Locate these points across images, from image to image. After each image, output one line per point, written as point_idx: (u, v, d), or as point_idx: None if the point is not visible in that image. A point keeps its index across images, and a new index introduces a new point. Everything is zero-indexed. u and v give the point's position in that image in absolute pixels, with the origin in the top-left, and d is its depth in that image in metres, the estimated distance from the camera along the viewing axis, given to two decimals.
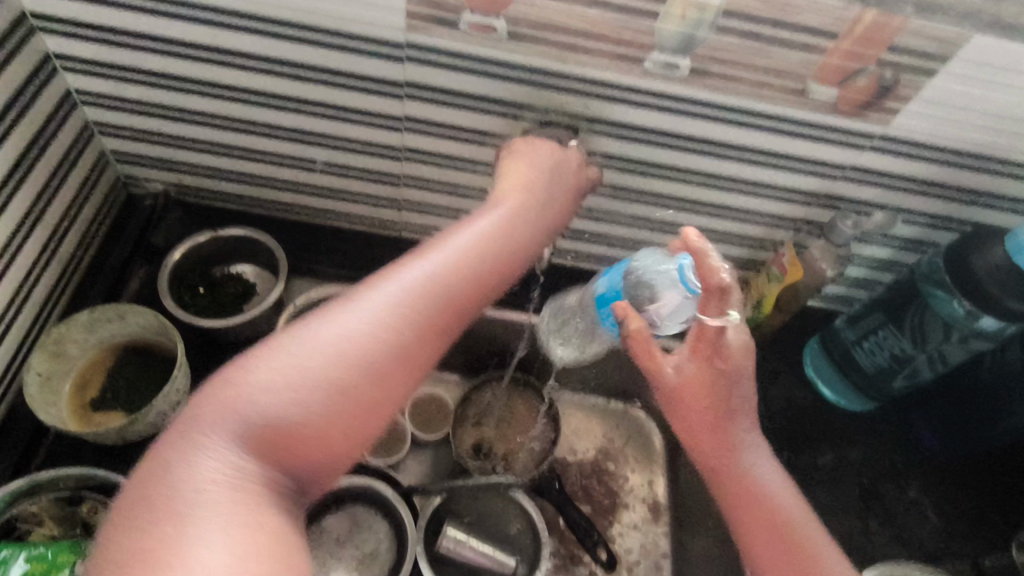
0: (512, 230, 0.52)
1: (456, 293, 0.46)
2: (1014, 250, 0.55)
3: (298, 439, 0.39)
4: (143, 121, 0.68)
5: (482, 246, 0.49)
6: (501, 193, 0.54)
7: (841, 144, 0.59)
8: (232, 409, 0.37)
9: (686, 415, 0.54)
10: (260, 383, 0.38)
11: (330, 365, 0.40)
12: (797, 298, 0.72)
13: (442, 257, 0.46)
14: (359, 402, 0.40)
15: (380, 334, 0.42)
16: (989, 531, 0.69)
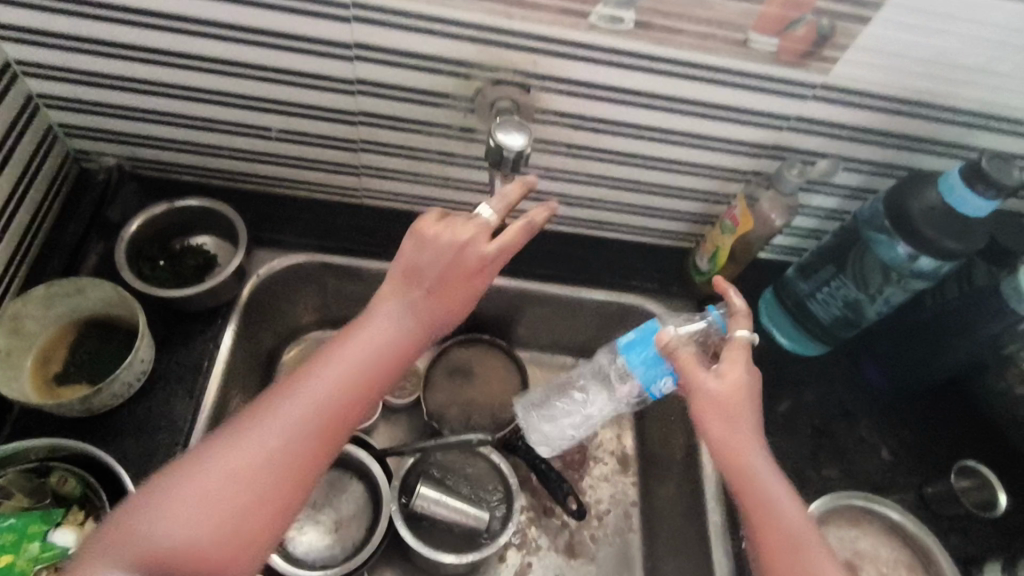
0: (392, 331, 0.57)
1: (328, 416, 0.53)
2: (946, 191, 0.58)
3: (187, 556, 0.48)
4: (89, 92, 0.66)
5: (359, 387, 0.54)
6: (388, 291, 0.58)
7: (786, 95, 0.61)
8: (126, 545, 0.47)
9: (719, 426, 0.55)
10: (158, 522, 0.48)
11: (211, 506, 0.49)
12: (750, 248, 0.74)
13: (325, 373, 0.54)
14: (238, 508, 0.49)
15: (255, 457, 0.50)
16: (932, 462, 0.74)
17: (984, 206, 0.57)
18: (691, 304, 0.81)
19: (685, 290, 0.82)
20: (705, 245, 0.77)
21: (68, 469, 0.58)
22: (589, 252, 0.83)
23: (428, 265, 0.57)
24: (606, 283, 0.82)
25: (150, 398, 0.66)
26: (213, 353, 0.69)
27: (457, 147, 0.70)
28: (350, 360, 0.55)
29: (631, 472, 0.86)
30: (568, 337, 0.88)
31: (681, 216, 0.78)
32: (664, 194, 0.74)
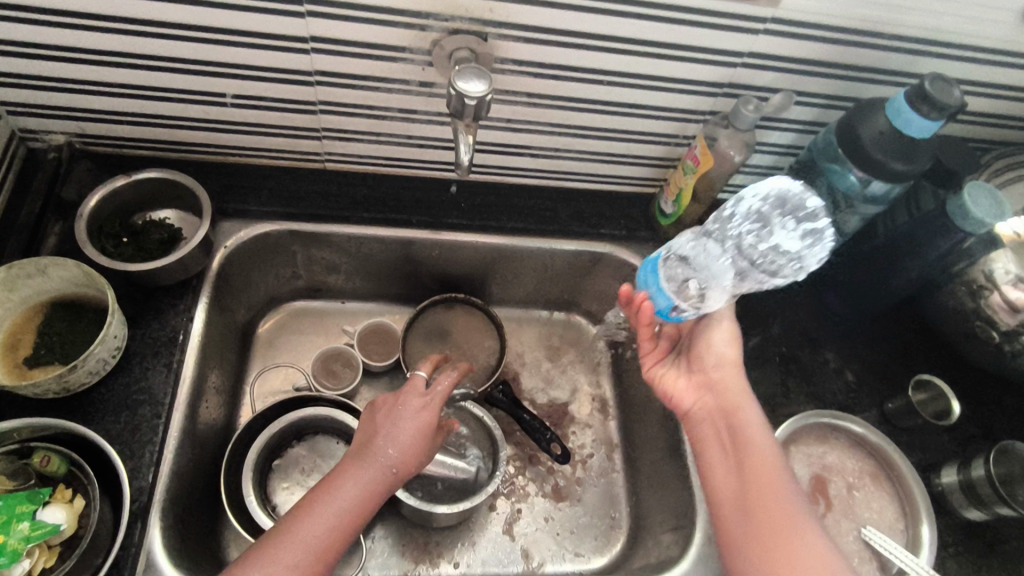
0: (352, 486, 0.59)
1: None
2: (893, 115, 0.60)
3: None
4: (30, 65, 0.64)
5: (324, 544, 0.56)
6: (355, 447, 0.63)
7: (739, 30, 0.62)
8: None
9: (722, 369, 0.65)
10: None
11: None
12: (711, 187, 0.75)
13: (313, 514, 0.57)
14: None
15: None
16: (892, 381, 0.78)
17: (929, 126, 0.59)
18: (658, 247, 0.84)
19: (652, 234, 0.84)
20: (668, 188, 0.79)
21: (50, 448, 0.57)
22: (555, 203, 0.84)
23: (384, 434, 0.63)
24: (574, 232, 0.83)
25: (127, 374, 0.65)
26: (187, 326, 0.69)
27: (417, 103, 0.70)
28: (336, 501, 0.58)
29: (610, 416, 0.88)
30: (541, 289, 0.90)
31: (643, 160, 0.79)
32: (625, 138, 0.75)
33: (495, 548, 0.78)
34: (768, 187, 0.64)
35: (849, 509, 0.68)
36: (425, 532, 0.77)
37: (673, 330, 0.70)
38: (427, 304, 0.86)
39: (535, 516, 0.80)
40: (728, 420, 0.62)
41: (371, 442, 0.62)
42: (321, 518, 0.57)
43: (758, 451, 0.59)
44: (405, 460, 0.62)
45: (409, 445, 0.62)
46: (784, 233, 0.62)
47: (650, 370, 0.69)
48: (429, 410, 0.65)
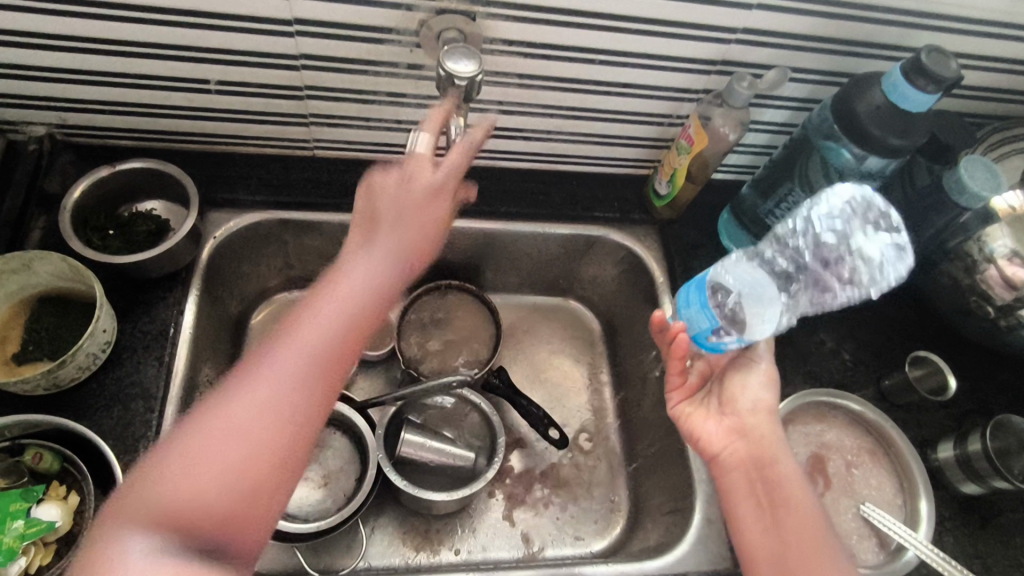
0: (369, 270, 0.54)
1: (321, 344, 0.49)
2: (889, 89, 0.60)
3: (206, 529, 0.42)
4: (5, 53, 0.62)
5: (360, 322, 0.51)
6: (356, 239, 0.56)
7: (731, 6, 0.61)
8: (139, 501, 0.41)
9: (756, 415, 0.62)
10: (163, 473, 0.43)
11: (222, 451, 0.44)
12: (706, 167, 0.74)
13: (331, 294, 0.51)
14: (253, 453, 0.45)
15: (260, 422, 0.45)
16: (888, 356, 0.78)
17: (926, 100, 0.58)
18: (654, 230, 0.83)
19: (647, 216, 0.84)
20: (663, 169, 0.78)
21: (43, 444, 0.56)
22: (548, 187, 0.83)
23: (388, 202, 0.57)
24: (568, 216, 0.82)
25: (117, 369, 0.64)
26: (178, 319, 0.68)
27: (406, 86, 0.68)
28: (353, 292, 0.52)
29: (608, 399, 0.88)
30: (534, 274, 0.89)
31: (636, 141, 0.78)
32: (617, 119, 0.75)
33: (495, 534, 0.78)
34: (851, 189, 0.64)
35: (848, 487, 0.69)
36: (424, 521, 0.77)
37: (705, 367, 0.66)
38: (422, 292, 0.86)
39: (535, 502, 0.80)
40: (765, 470, 0.59)
41: (369, 245, 0.55)
42: (344, 291, 0.52)
43: (797, 508, 0.57)
44: (407, 244, 0.56)
45: (415, 230, 0.56)
46: (867, 238, 0.63)
47: (675, 406, 0.65)
48: (438, 201, 0.58)
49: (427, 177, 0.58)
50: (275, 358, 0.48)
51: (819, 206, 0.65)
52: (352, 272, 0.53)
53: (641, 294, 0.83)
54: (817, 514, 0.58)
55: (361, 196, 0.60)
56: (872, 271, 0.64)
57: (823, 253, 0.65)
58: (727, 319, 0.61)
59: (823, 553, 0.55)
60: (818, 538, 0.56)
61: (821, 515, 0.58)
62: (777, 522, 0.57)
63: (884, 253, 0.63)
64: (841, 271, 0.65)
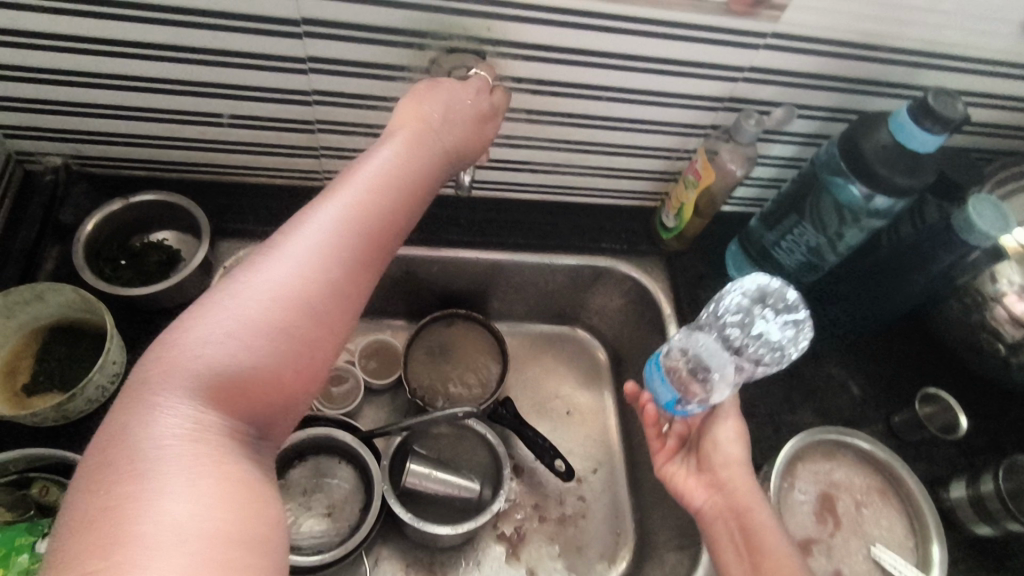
0: (414, 154, 0.52)
1: (366, 227, 0.47)
2: (896, 129, 0.60)
3: (249, 383, 0.40)
4: (25, 88, 0.63)
5: (395, 176, 0.50)
6: (399, 116, 0.53)
7: (739, 45, 0.61)
8: (180, 368, 0.39)
9: (727, 465, 0.63)
10: (203, 334, 0.40)
11: (267, 314, 0.41)
12: (714, 202, 0.75)
13: (367, 180, 0.49)
14: (298, 327, 0.42)
15: (310, 288, 0.43)
16: (897, 391, 0.77)
17: (933, 141, 0.58)
18: (660, 261, 0.83)
19: (654, 248, 0.84)
20: (670, 202, 0.78)
21: (51, 477, 0.57)
22: (556, 218, 0.83)
23: (434, 104, 0.54)
24: (575, 247, 0.82)
25: None
26: None
27: None
28: (388, 174, 0.50)
29: (614, 431, 0.87)
30: (540, 304, 0.89)
31: (643, 174, 0.79)
32: (625, 153, 0.75)
33: (500, 568, 0.77)
34: (750, 282, 0.72)
35: (857, 528, 0.68)
36: (428, 554, 0.76)
37: (683, 428, 0.68)
38: (428, 320, 0.86)
39: (539, 536, 0.79)
40: (736, 521, 0.59)
41: (406, 128, 0.53)
42: (387, 176, 0.50)
43: (772, 552, 0.56)
44: (449, 138, 0.54)
45: (455, 130, 0.55)
46: (768, 324, 0.70)
47: (659, 468, 0.67)
48: (470, 122, 0.56)
49: (481, 102, 0.57)
50: (317, 230, 0.45)
51: (725, 298, 0.74)
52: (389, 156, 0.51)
53: (648, 326, 0.83)
54: (791, 557, 0.56)
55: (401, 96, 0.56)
56: (773, 351, 0.71)
57: (731, 342, 0.71)
58: (688, 388, 0.65)
59: None
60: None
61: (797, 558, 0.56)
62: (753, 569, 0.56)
63: (783, 335, 0.70)
64: (751, 356, 0.71)
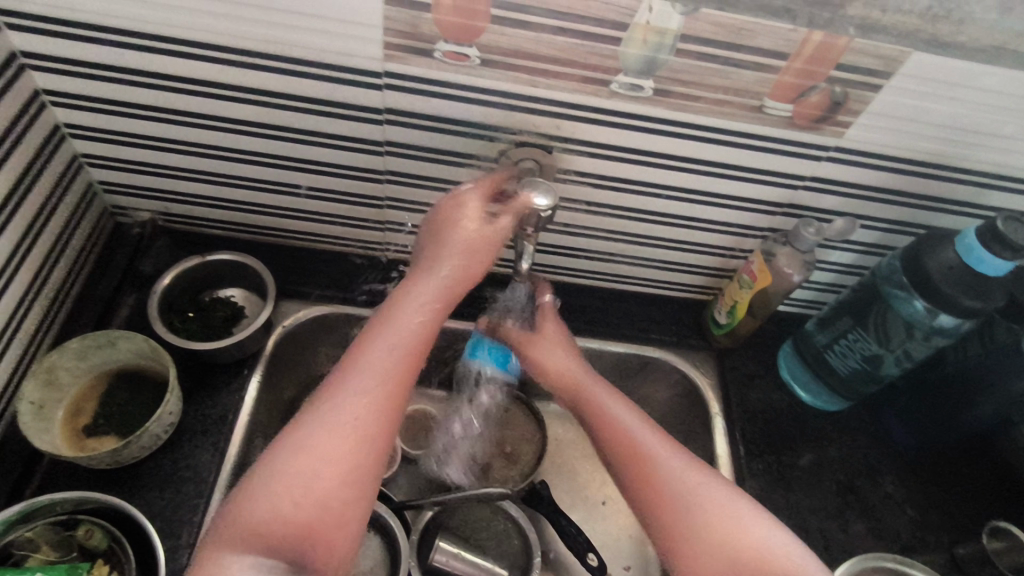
0: (430, 300, 0.58)
1: (385, 376, 0.53)
2: (963, 251, 0.59)
3: (289, 534, 0.46)
4: (129, 151, 0.70)
5: (416, 330, 0.56)
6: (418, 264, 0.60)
7: (801, 156, 0.62)
8: (233, 533, 0.46)
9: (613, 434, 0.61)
10: (254, 499, 0.47)
11: (306, 466, 0.48)
12: (768, 303, 0.74)
13: (389, 334, 0.55)
14: (332, 477, 0.48)
15: (338, 435, 0.49)
16: (959, 520, 0.73)
17: (1002, 265, 0.57)
18: (710, 357, 0.82)
19: (703, 342, 0.83)
20: (722, 298, 0.78)
21: (96, 522, 0.58)
22: (606, 304, 0.84)
23: (454, 261, 0.59)
24: (623, 334, 0.83)
25: (175, 450, 0.66)
26: (238, 406, 0.70)
27: None
28: (403, 325, 0.55)
29: None
30: None
31: (697, 270, 0.79)
32: (679, 249, 0.76)
33: None
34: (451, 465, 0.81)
35: None
36: None
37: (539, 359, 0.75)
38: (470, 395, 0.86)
39: None
40: (638, 478, 0.57)
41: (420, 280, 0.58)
42: (405, 323, 0.56)
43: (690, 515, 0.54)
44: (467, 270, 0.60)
45: (463, 274, 0.59)
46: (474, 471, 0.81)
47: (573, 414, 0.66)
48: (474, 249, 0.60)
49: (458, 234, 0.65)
50: (351, 387, 0.52)
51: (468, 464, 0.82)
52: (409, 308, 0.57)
53: (694, 421, 0.81)
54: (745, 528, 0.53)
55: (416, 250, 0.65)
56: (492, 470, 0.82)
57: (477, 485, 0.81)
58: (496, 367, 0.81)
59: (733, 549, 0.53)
60: (712, 518, 0.54)
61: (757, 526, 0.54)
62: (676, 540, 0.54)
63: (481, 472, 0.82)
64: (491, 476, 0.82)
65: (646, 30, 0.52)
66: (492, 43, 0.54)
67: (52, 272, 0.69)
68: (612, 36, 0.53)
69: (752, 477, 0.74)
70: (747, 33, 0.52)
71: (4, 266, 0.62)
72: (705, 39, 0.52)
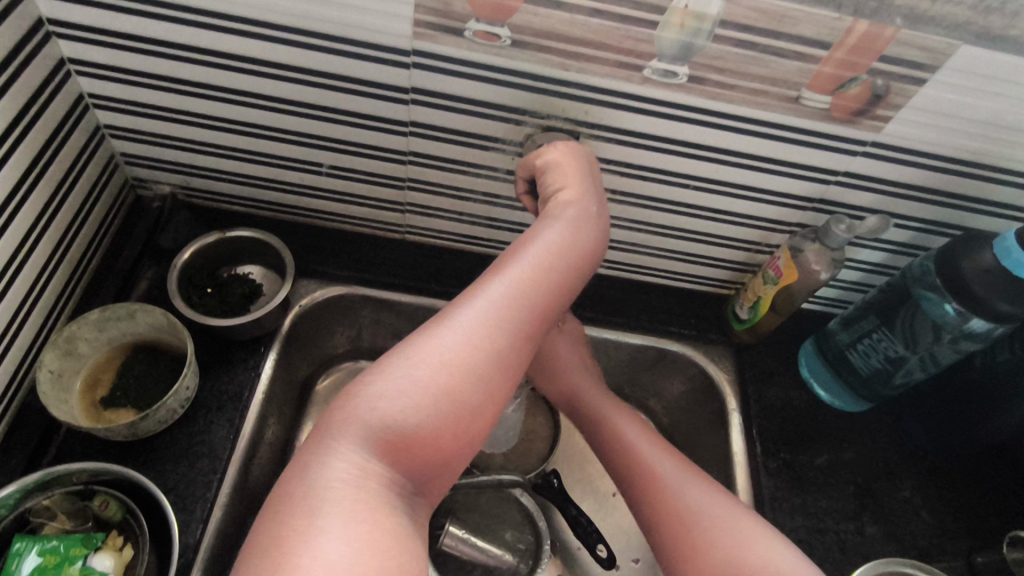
0: (581, 234, 0.53)
1: (541, 303, 0.49)
2: (1003, 254, 0.57)
3: (414, 444, 0.43)
4: (153, 124, 0.69)
5: (563, 254, 0.51)
6: (569, 188, 0.55)
7: (835, 150, 0.61)
8: (359, 419, 0.42)
9: (600, 433, 0.67)
10: (383, 395, 0.43)
11: (436, 375, 0.43)
12: (792, 300, 0.73)
13: (534, 255, 0.50)
14: (469, 388, 0.44)
15: (477, 347, 0.45)
16: (979, 528, 0.72)
17: None
18: (730, 352, 0.81)
19: (722, 337, 0.82)
20: (745, 294, 0.77)
21: (111, 493, 0.58)
22: (626, 294, 0.83)
23: (594, 198, 0.55)
24: (642, 326, 0.81)
25: (191, 425, 0.67)
26: (253, 383, 0.70)
27: (501, 188, 0.71)
28: (550, 248, 0.51)
29: None
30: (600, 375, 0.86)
31: (721, 263, 0.78)
32: (702, 241, 0.75)
33: None
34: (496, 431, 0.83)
35: None
36: None
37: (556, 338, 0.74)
38: None
39: None
40: (619, 460, 0.64)
41: (568, 208, 0.53)
42: (562, 256, 0.51)
43: (671, 502, 0.58)
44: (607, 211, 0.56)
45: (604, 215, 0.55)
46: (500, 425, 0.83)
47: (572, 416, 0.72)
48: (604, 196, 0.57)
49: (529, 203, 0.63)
50: (491, 301, 0.47)
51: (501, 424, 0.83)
52: (555, 232, 0.52)
53: (710, 415, 0.80)
54: (710, 508, 0.56)
55: (522, 175, 0.60)
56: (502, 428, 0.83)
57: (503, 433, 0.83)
58: None
59: (692, 530, 0.55)
60: (682, 501, 0.57)
61: (725, 512, 0.55)
62: (658, 526, 0.57)
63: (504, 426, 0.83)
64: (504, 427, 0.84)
65: (684, 15, 0.50)
66: (524, 23, 0.53)
67: (74, 242, 0.69)
68: (648, 20, 0.52)
69: (768, 474, 0.73)
70: (789, 20, 0.50)
71: (27, 234, 0.62)
72: (744, 26, 0.51)
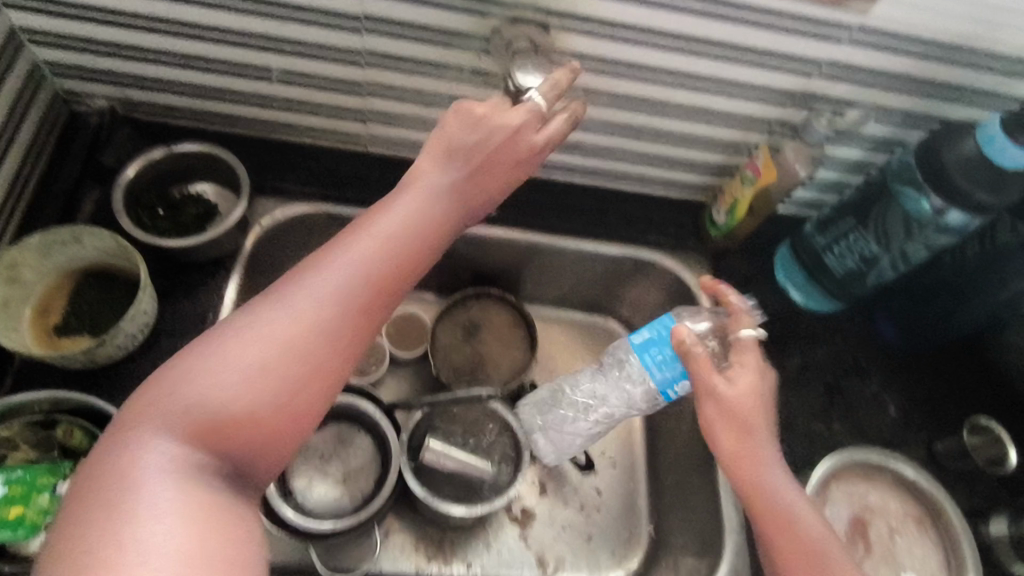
0: (432, 204, 0.51)
1: (384, 272, 0.47)
2: (984, 142, 0.56)
3: (234, 426, 0.39)
4: (75, 26, 0.62)
5: (412, 226, 0.49)
6: (421, 163, 0.53)
7: (818, 37, 0.58)
8: (167, 408, 0.38)
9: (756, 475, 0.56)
10: (198, 375, 0.40)
11: (259, 349, 0.41)
12: (768, 203, 0.71)
13: (380, 227, 0.48)
14: (297, 362, 0.42)
15: (306, 317, 0.43)
16: (942, 418, 0.75)
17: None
18: (706, 258, 0.80)
19: (700, 244, 0.81)
20: (723, 198, 0.75)
21: (74, 422, 0.57)
22: (604, 203, 0.80)
23: (458, 168, 0.53)
24: (620, 235, 0.79)
25: (154, 350, 0.64)
26: (218, 306, 0.67)
27: (468, 91, 0.66)
28: (398, 220, 0.49)
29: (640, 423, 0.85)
30: (578, 289, 0.84)
31: (699, 167, 0.75)
32: (681, 144, 0.72)
33: (508, 554, 0.75)
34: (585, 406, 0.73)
35: (889, 555, 0.66)
36: (438, 531, 0.74)
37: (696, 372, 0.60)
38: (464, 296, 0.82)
39: (553, 523, 0.78)
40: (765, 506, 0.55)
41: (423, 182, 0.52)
42: (409, 226, 0.49)
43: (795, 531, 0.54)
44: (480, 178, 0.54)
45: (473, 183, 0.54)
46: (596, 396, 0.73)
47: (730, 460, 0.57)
48: (497, 158, 0.54)
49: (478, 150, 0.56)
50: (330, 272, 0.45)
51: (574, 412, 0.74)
52: (405, 205, 0.50)
53: None
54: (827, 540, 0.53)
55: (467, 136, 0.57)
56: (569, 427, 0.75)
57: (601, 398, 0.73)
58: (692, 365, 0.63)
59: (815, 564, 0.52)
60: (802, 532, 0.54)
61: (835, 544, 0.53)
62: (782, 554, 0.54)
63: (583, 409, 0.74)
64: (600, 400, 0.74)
65: None
66: None
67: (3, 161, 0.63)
68: None
69: None
70: None
71: None
72: None
